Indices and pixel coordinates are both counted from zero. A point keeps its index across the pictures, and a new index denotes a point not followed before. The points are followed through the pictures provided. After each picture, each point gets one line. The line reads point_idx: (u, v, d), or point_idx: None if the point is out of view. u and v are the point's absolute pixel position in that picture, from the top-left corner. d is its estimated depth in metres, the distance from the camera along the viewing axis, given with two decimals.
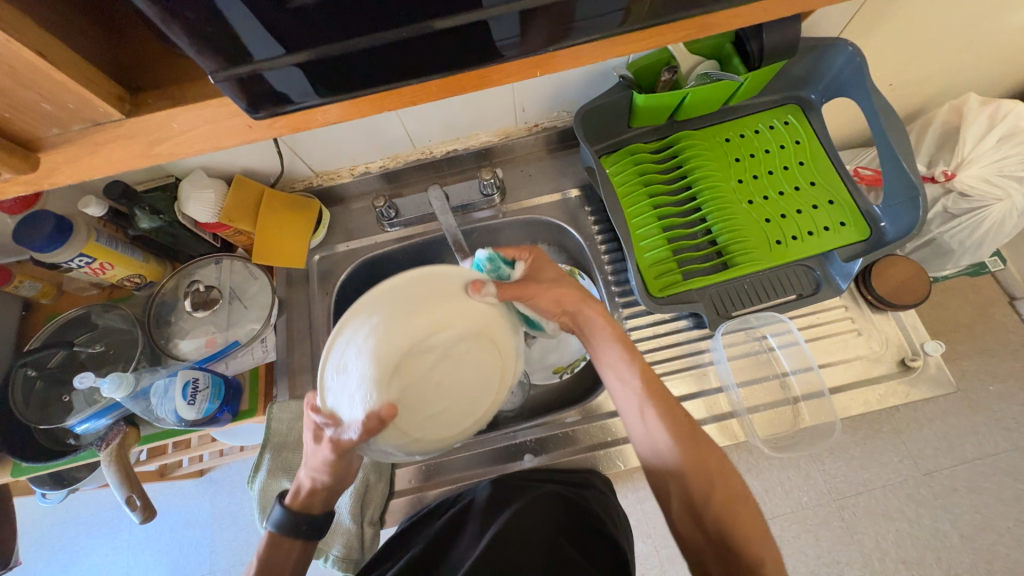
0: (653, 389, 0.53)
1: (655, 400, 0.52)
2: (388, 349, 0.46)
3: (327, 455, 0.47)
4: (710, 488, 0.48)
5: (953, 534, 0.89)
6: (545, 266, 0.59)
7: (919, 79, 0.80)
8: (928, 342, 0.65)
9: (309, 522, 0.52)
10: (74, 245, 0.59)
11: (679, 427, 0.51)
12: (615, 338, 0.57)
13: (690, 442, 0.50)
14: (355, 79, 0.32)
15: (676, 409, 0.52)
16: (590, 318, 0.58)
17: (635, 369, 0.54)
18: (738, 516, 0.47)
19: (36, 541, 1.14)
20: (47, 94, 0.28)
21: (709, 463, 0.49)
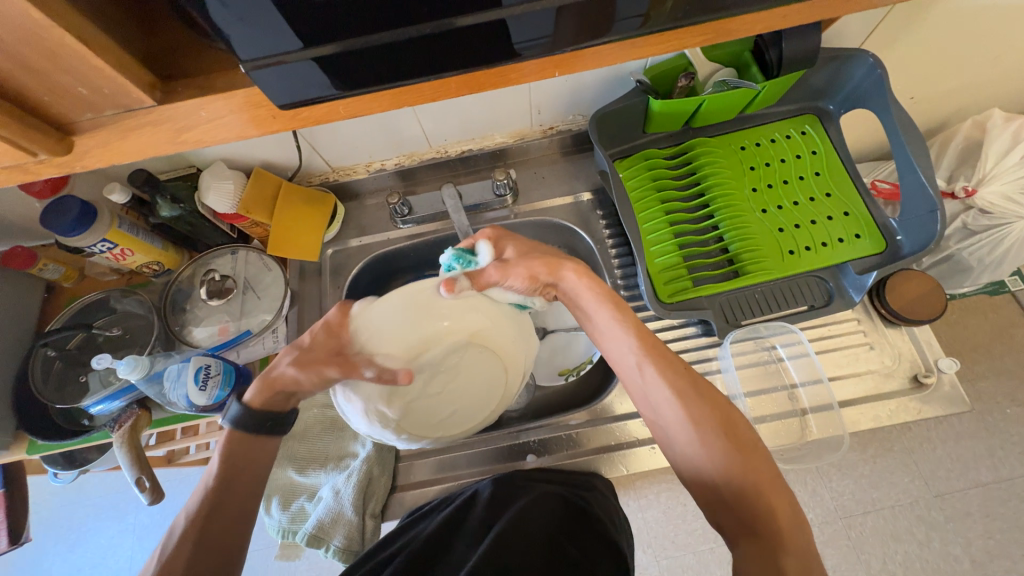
0: (648, 345, 0.50)
1: (653, 355, 0.49)
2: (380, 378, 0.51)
3: (331, 369, 0.49)
4: (715, 441, 0.45)
5: (964, 559, 0.87)
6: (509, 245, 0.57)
7: (941, 94, 0.79)
8: (942, 359, 0.64)
9: (274, 417, 0.50)
10: (97, 230, 0.61)
11: (679, 380, 0.48)
12: (603, 295, 0.53)
13: (692, 393, 0.47)
14: (377, 75, 0.33)
15: (674, 362, 0.49)
16: (577, 277, 0.54)
17: (627, 326, 0.51)
18: (750, 466, 0.43)
19: (46, 520, 1.16)
20: (85, 78, 0.30)
21: (713, 412, 0.46)
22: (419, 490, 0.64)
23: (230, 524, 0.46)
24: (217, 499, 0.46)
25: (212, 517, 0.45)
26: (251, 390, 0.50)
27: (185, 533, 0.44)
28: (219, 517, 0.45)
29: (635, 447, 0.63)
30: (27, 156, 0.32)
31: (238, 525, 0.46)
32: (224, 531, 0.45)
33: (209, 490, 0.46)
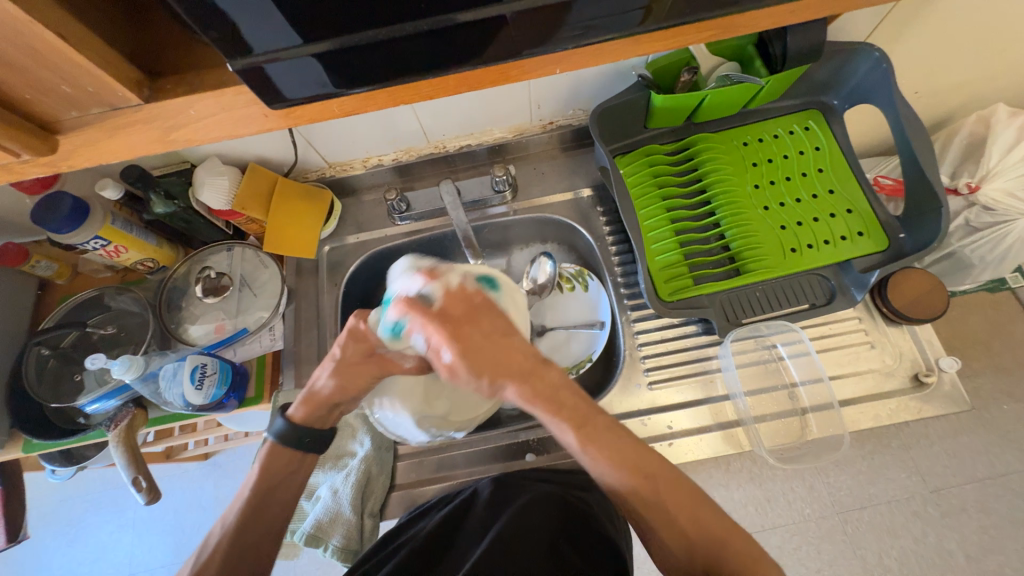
0: (584, 432, 0.45)
1: (592, 438, 0.45)
2: (409, 388, 0.54)
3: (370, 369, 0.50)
4: (687, 536, 0.44)
5: (958, 553, 0.88)
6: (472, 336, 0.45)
7: (946, 88, 0.78)
8: (943, 358, 0.63)
9: (314, 436, 0.51)
10: (90, 227, 0.60)
11: (639, 481, 0.44)
12: (547, 405, 0.45)
13: (655, 497, 0.44)
14: (372, 72, 0.32)
15: (636, 465, 0.44)
16: (518, 389, 0.45)
17: (578, 441, 0.45)
18: (730, 551, 0.43)
19: (45, 516, 1.16)
20: (67, 75, 0.28)
21: (678, 508, 0.44)
22: (419, 489, 0.63)
23: (261, 541, 0.49)
24: (247, 519, 0.48)
25: (240, 532, 0.48)
26: (296, 406, 0.51)
27: (218, 548, 0.47)
28: (245, 536, 0.48)
29: None
30: (10, 155, 0.31)
31: (270, 537, 0.50)
32: (251, 547, 0.48)
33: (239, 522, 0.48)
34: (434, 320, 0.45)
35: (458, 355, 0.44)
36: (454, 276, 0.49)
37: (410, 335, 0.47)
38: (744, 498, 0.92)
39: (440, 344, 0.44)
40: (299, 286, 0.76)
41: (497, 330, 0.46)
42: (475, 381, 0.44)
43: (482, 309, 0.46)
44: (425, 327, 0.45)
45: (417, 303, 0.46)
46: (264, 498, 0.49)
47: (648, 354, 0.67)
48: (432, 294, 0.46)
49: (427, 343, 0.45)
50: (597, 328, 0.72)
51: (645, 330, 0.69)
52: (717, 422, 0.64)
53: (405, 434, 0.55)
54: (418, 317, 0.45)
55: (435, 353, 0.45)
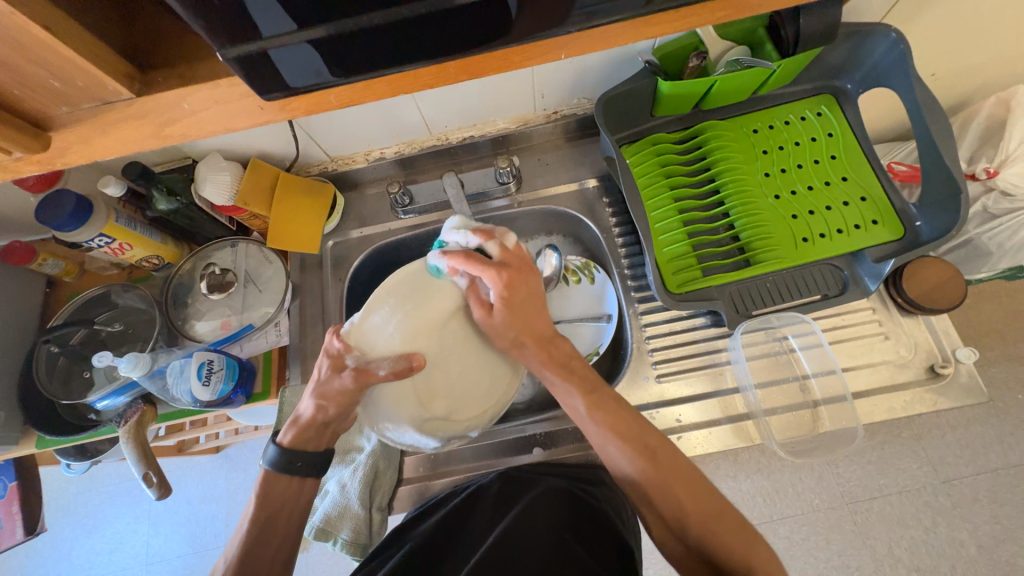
0: (596, 397, 0.51)
1: (602, 403, 0.50)
2: (403, 394, 0.50)
3: (346, 384, 0.49)
4: (683, 511, 0.45)
5: (969, 543, 0.87)
6: (518, 288, 0.51)
7: (966, 69, 0.75)
8: (960, 349, 0.62)
9: (305, 458, 0.51)
10: (93, 225, 0.60)
11: (641, 454, 0.47)
12: (558, 370, 0.52)
13: (653, 473, 0.47)
14: (371, 61, 0.31)
15: (636, 437, 0.48)
16: (535, 352, 0.52)
17: (585, 407, 0.50)
18: (725, 538, 0.43)
19: (63, 507, 1.19)
20: (56, 70, 0.28)
21: (676, 485, 0.46)
22: (432, 482, 0.63)
23: (275, 557, 0.50)
24: (251, 545, 0.49)
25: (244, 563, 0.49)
26: (285, 431, 0.52)
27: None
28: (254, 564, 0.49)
29: None
30: (3, 153, 0.30)
31: (285, 546, 0.51)
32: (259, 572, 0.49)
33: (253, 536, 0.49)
34: (490, 267, 0.51)
35: (504, 299, 0.51)
36: (512, 233, 0.54)
37: (453, 278, 0.54)
38: (751, 489, 0.92)
39: (489, 285, 0.51)
40: (304, 281, 0.76)
41: (535, 290, 0.53)
42: (502, 331, 0.52)
43: (531, 269, 0.53)
44: (480, 270, 0.51)
45: (475, 257, 0.51)
46: (277, 488, 0.51)
47: (656, 346, 0.66)
48: (488, 250, 0.52)
49: (472, 281, 0.53)
50: (603, 321, 0.71)
51: (653, 323, 0.68)
52: (726, 415, 0.63)
53: (412, 441, 0.53)
54: (473, 266, 0.51)
55: (477, 291, 0.53)
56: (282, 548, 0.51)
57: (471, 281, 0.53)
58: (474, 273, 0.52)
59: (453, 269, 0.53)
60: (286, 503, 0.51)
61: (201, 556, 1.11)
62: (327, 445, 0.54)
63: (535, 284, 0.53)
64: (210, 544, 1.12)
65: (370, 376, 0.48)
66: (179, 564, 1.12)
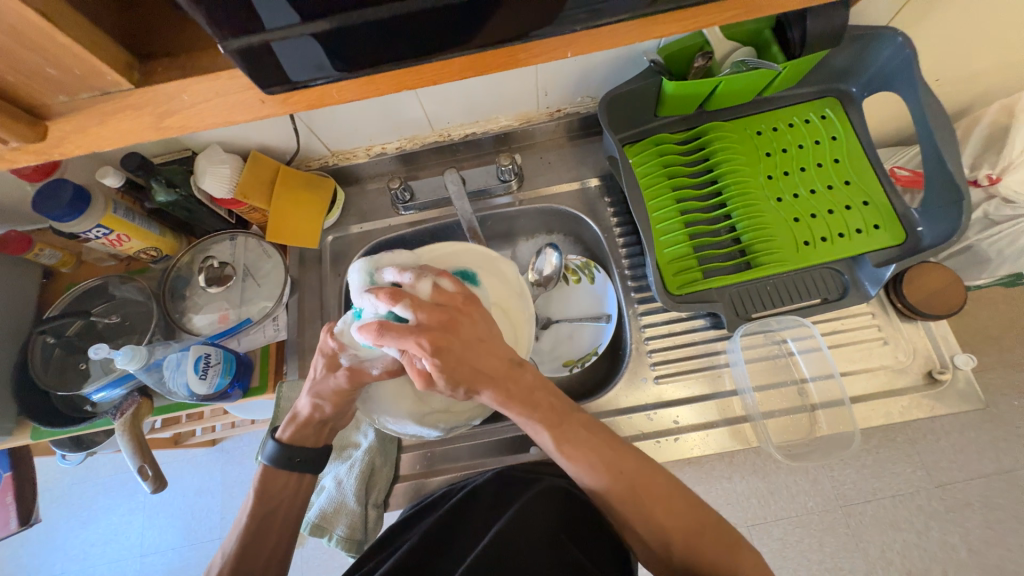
0: (567, 429, 0.46)
1: (568, 436, 0.45)
2: (400, 392, 0.51)
3: (339, 383, 0.48)
4: (665, 532, 0.43)
5: (961, 548, 0.87)
6: (456, 351, 0.43)
7: (969, 76, 0.75)
8: (958, 354, 0.62)
9: (303, 455, 0.51)
10: (92, 216, 0.59)
11: (615, 478, 0.44)
12: (519, 406, 0.46)
13: (632, 496, 0.44)
14: (373, 56, 0.31)
15: (610, 464, 0.45)
16: (490, 393, 0.45)
17: (553, 442, 0.46)
18: (709, 555, 0.42)
19: (57, 498, 1.19)
20: (54, 58, 0.27)
21: (656, 504, 0.43)
22: (426, 480, 0.63)
23: (268, 564, 0.49)
24: (245, 547, 0.49)
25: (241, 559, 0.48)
26: (284, 427, 0.52)
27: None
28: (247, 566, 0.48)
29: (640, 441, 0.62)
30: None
31: (278, 552, 0.50)
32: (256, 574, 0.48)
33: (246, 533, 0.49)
34: (410, 331, 0.42)
35: (439, 359, 0.42)
36: (426, 283, 0.46)
37: (381, 349, 0.43)
38: (746, 490, 0.92)
39: (418, 353, 0.42)
40: (302, 276, 0.75)
41: (476, 333, 0.45)
42: (450, 391, 0.44)
43: (470, 309, 0.46)
44: (400, 342, 0.41)
45: (387, 326, 0.41)
46: (271, 481, 0.51)
47: (654, 348, 0.66)
48: (417, 292, 0.46)
49: (402, 352, 0.43)
50: (603, 321, 0.70)
51: (651, 324, 0.68)
52: (724, 417, 0.63)
53: (416, 433, 0.53)
54: (389, 339, 0.41)
55: (411, 359, 0.43)
56: (277, 552, 0.50)
57: (401, 351, 0.43)
58: (398, 345, 0.42)
59: (376, 341, 0.42)
60: (282, 500, 0.51)
61: (195, 549, 1.11)
62: (325, 440, 0.54)
63: (474, 329, 0.45)
64: (204, 537, 1.12)
65: (363, 376, 0.48)
66: (173, 557, 1.11)
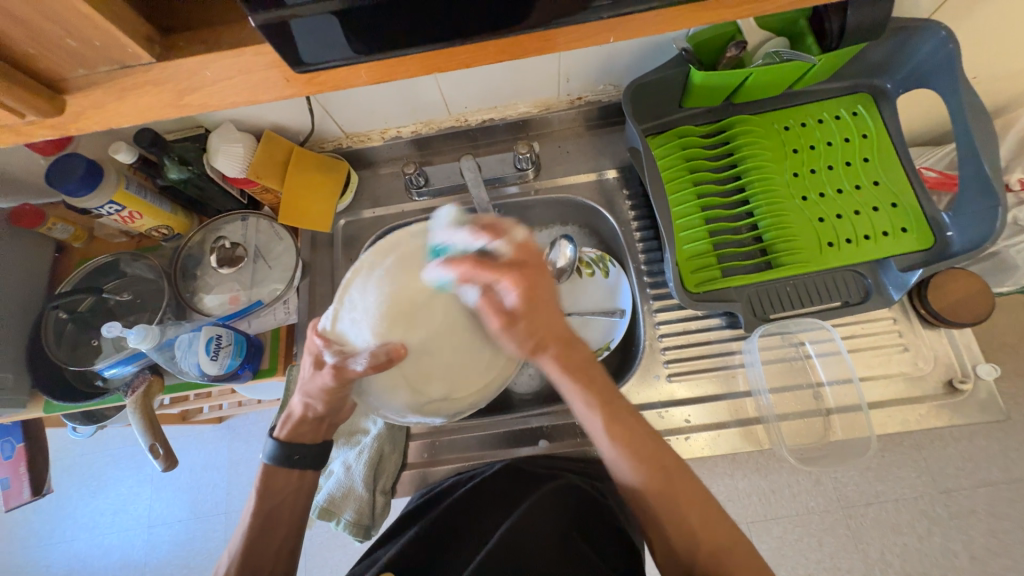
0: (614, 405, 0.47)
1: (616, 416, 0.46)
2: (391, 386, 0.47)
3: (326, 381, 0.46)
4: (692, 534, 0.43)
5: (962, 554, 0.86)
6: (537, 290, 0.46)
7: (1009, 74, 0.71)
8: (980, 364, 0.60)
9: (301, 452, 0.51)
10: (104, 191, 0.59)
11: (656, 473, 0.44)
12: (577, 375, 0.47)
13: (667, 492, 0.44)
14: (399, 35, 0.29)
15: (652, 457, 0.45)
16: (555, 354, 0.47)
17: (605, 423, 0.46)
18: (733, 565, 0.41)
19: (68, 468, 1.21)
20: (73, 29, 0.26)
21: (689, 506, 0.44)
22: (431, 468, 0.63)
23: (275, 561, 0.50)
24: (259, 532, 0.49)
25: (250, 553, 0.49)
26: (281, 425, 0.52)
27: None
28: (260, 553, 0.49)
29: None
30: (13, 116, 0.29)
31: (290, 542, 0.51)
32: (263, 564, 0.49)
33: (258, 517, 0.50)
34: (506, 267, 0.45)
35: (523, 301, 0.45)
36: (520, 226, 0.47)
37: (461, 288, 0.46)
38: (748, 488, 0.92)
39: (506, 289, 0.45)
40: (314, 260, 0.74)
41: (548, 297, 0.47)
42: (521, 341, 0.46)
43: (547, 267, 0.48)
44: (497, 275, 0.45)
45: (483, 261, 0.45)
46: (283, 467, 0.51)
47: (668, 346, 0.65)
48: (495, 251, 0.46)
49: (484, 290, 0.46)
50: (616, 316, 0.69)
51: (666, 322, 0.67)
52: (736, 418, 0.62)
53: (419, 421, 0.50)
54: (484, 272, 0.45)
55: (492, 297, 0.46)
56: (286, 541, 0.51)
57: (484, 289, 0.46)
58: (489, 279, 0.45)
59: (462, 278, 0.45)
60: (285, 495, 0.51)
61: (201, 523, 1.13)
62: (325, 436, 0.54)
63: (552, 284, 0.47)
64: (210, 512, 1.14)
65: (350, 375, 0.45)
66: (180, 529, 1.14)
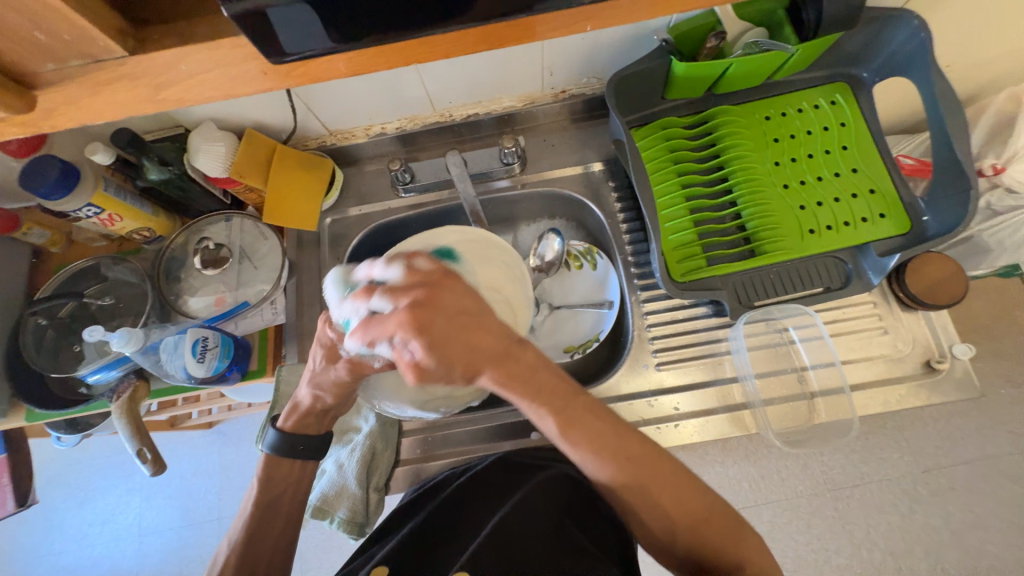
0: (564, 411, 0.43)
1: (572, 424, 0.42)
2: (398, 384, 0.47)
3: (341, 375, 0.47)
4: (671, 519, 0.42)
5: (944, 530, 0.89)
6: (438, 321, 0.40)
7: (980, 62, 0.73)
8: (957, 344, 0.62)
9: (306, 442, 0.51)
10: (81, 193, 0.58)
11: (620, 465, 0.42)
12: (519, 388, 0.42)
13: (641, 488, 0.42)
14: (376, 25, 0.29)
15: (616, 455, 0.42)
16: (491, 373, 0.42)
17: (557, 428, 0.42)
18: (712, 540, 0.42)
19: (53, 479, 1.18)
20: (42, 22, 0.26)
21: (665, 493, 0.42)
22: (425, 464, 0.63)
23: (273, 552, 0.49)
24: (249, 533, 0.49)
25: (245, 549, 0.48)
26: (285, 416, 0.52)
27: (225, 564, 0.48)
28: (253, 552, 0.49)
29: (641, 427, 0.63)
30: None
31: (283, 543, 0.50)
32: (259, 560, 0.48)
33: (250, 517, 0.49)
34: (393, 316, 0.40)
35: (429, 344, 0.39)
36: (396, 269, 0.44)
37: (375, 350, 0.42)
38: (738, 475, 0.94)
39: (405, 338, 0.39)
40: (300, 259, 0.74)
41: (458, 308, 0.41)
42: (449, 374, 0.41)
43: (442, 283, 0.42)
44: (384, 328, 0.40)
45: (369, 322, 0.41)
46: (274, 467, 0.51)
47: (656, 335, 0.66)
48: (379, 305, 0.41)
49: (391, 345, 0.40)
50: (605, 308, 0.70)
51: (654, 311, 0.67)
52: (724, 404, 0.63)
53: (416, 415, 0.51)
54: (374, 331, 0.40)
55: (400, 353, 0.40)
56: (282, 538, 0.50)
57: (391, 344, 0.40)
58: (386, 334, 0.40)
59: (365, 343, 0.40)
60: (288, 483, 0.51)
61: (193, 529, 1.12)
62: (327, 428, 0.53)
63: (452, 296, 0.42)
64: (202, 517, 1.12)
65: (365, 367, 0.46)
66: (172, 536, 1.12)
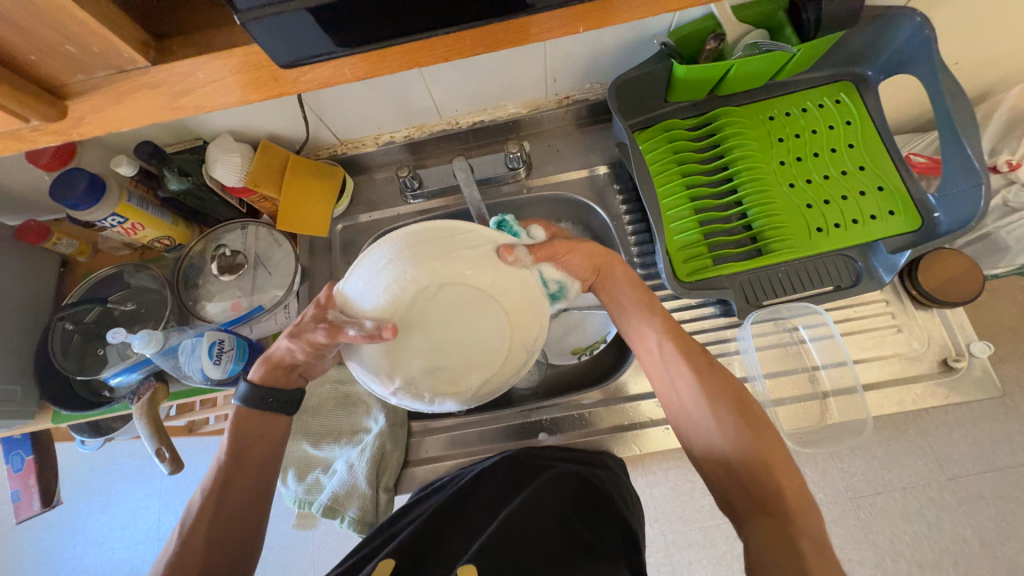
0: (674, 326, 0.51)
1: (676, 336, 0.51)
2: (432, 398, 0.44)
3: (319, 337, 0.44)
4: (741, 432, 0.46)
5: (974, 541, 0.86)
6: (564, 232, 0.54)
7: (991, 59, 0.72)
8: (974, 343, 0.61)
9: (276, 395, 0.51)
10: (107, 205, 0.60)
11: (710, 375, 0.48)
12: (641, 295, 0.53)
13: (723, 390, 0.48)
14: (376, 23, 0.30)
15: (709, 366, 0.49)
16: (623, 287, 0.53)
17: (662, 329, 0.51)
18: (769, 463, 0.45)
19: (76, 484, 1.22)
20: (72, 35, 0.28)
21: (738, 413, 0.47)
22: (432, 465, 0.64)
23: (240, 506, 0.49)
24: (244, 524, 0.49)
25: (219, 501, 0.48)
26: (256, 368, 0.52)
27: (196, 512, 0.48)
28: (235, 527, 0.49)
29: (648, 427, 0.62)
30: (20, 121, 0.31)
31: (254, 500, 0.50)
32: (235, 510, 0.49)
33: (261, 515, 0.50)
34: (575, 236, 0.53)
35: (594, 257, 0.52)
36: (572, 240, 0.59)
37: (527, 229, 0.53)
38: None
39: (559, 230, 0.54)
40: (312, 265, 0.76)
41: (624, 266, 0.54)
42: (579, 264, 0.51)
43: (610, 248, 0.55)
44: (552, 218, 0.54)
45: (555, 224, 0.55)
46: None
47: None
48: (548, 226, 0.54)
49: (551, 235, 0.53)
50: None
51: None
52: None
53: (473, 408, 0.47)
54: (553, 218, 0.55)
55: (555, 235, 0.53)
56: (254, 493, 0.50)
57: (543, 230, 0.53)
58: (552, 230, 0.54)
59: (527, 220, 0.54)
60: (261, 464, 0.51)
61: None
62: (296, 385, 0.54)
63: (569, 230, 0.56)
64: None
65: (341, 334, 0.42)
66: None
